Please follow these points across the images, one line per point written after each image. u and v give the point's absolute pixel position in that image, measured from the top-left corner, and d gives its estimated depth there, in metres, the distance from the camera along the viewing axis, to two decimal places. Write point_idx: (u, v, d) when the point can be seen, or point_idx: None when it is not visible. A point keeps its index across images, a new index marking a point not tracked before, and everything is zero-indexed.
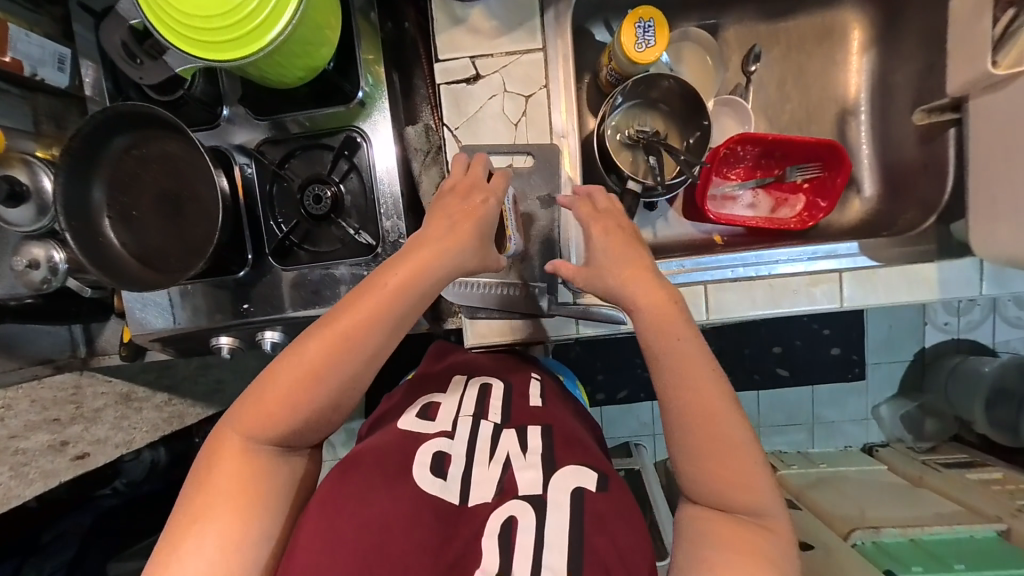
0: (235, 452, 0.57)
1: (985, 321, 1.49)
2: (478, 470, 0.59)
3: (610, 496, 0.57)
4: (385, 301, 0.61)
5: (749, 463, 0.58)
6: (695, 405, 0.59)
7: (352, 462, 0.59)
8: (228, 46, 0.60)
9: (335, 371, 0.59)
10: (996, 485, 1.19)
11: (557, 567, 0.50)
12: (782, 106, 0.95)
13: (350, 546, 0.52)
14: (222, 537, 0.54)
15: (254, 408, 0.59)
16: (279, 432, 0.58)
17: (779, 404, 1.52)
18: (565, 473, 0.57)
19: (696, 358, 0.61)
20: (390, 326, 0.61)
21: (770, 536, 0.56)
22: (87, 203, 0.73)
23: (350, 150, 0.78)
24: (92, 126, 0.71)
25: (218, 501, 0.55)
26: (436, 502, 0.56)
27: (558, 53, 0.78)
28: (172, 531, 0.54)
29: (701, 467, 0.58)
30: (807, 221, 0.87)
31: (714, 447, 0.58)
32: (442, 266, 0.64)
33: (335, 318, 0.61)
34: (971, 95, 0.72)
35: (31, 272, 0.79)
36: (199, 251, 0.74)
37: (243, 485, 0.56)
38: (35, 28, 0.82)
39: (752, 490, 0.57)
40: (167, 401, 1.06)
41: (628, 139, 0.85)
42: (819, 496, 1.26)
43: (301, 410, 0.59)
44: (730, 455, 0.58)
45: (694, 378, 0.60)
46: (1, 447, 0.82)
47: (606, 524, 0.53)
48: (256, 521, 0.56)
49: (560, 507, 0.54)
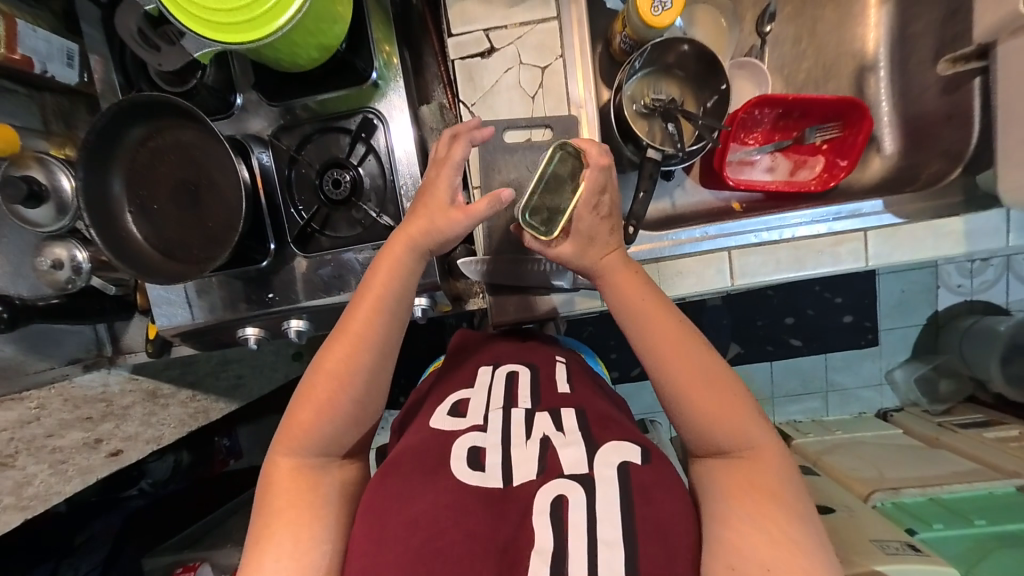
0: (291, 468, 0.61)
1: (998, 280, 1.48)
2: (517, 452, 0.58)
3: (654, 466, 0.56)
4: (384, 290, 0.65)
5: (733, 397, 0.59)
6: (669, 358, 0.61)
7: (391, 465, 0.59)
8: (243, 26, 0.59)
9: (356, 370, 0.63)
10: (1014, 442, 1.21)
11: (611, 540, 0.49)
12: (798, 64, 0.95)
13: (406, 544, 0.51)
14: (289, 551, 0.56)
15: (292, 428, 0.62)
16: (318, 440, 0.62)
17: (794, 373, 1.53)
18: (607, 449, 0.57)
19: (660, 311, 0.64)
20: (392, 315, 0.65)
21: (765, 466, 0.56)
22: (107, 196, 0.73)
23: (368, 132, 0.77)
24: (105, 119, 0.70)
25: (272, 522, 0.58)
26: (479, 490, 0.55)
27: (573, 20, 0.77)
28: (251, 553, 0.56)
29: (692, 415, 0.59)
30: (828, 181, 0.86)
31: (696, 383, 0.60)
32: (431, 237, 0.66)
33: (346, 325, 0.64)
34: (999, 40, 0.71)
35: (56, 272, 0.80)
36: (222, 241, 0.74)
37: (299, 493, 0.59)
38: (40, 22, 0.80)
39: (741, 425, 0.58)
40: (192, 397, 1.08)
41: (645, 107, 0.83)
42: (837, 460, 1.27)
43: (333, 414, 0.62)
44: (711, 396, 0.59)
45: (661, 327, 0.63)
46: (38, 445, 0.84)
47: (651, 494, 0.53)
48: (315, 527, 0.58)
49: (608, 480, 0.53)
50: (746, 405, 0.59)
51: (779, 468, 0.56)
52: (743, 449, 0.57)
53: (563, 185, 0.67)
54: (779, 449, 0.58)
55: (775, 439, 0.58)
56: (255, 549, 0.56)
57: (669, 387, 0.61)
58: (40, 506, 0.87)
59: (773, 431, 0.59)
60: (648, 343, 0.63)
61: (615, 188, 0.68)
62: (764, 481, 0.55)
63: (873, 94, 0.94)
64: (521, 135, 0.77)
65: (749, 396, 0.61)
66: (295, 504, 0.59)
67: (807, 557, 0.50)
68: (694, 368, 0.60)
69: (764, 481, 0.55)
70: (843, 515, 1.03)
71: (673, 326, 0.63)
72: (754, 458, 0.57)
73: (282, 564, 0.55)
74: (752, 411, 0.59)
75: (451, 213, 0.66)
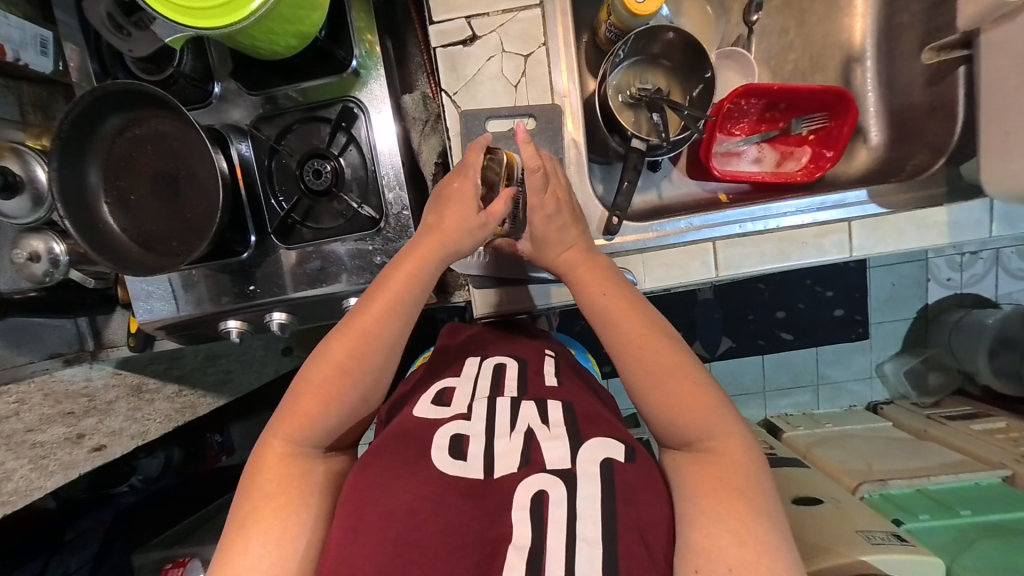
0: (280, 456, 0.60)
1: (988, 274, 1.49)
2: (501, 443, 0.57)
3: (639, 465, 0.56)
4: (400, 289, 0.65)
5: (701, 396, 0.59)
6: (637, 358, 0.62)
7: (371, 454, 0.58)
8: (216, 13, 0.58)
9: (365, 367, 0.63)
10: (1000, 434, 1.22)
11: (592, 538, 0.49)
12: (785, 55, 0.95)
13: (380, 536, 0.51)
14: (276, 536, 0.56)
15: (292, 417, 0.61)
16: (321, 431, 0.61)
17: (784, 366, 1.53)
18: (594, 445, 0.56)
19: (629, 305, 0.65)
20: (406, 314, 0.65)
21: (730, 465, 0.56)
22: (84, 186, 0.72)
23: (348, 122, 0.76)
24: (83, 108, 0.69)
25: (261, 507, 0.57)
26: (457, 480, 0.54)
27: (556, 8, 0.76)
28: (232, 538, 0.56)
29: (661, 414, 0.60)
30: (814, 172, 0.86)
31: (661, 384, 0.60)
32: (448, 246, 0.67)
33: (356, 318, 0.64)
34: (983, 29, 0.71)
35: (32, 265, 0.78)
36: (201, 232, 0.73)
37: (284, 485, 0.59)
38: (13, 10, 0.79)
39: (705, 420, 0.58)
40: (178, 392, 1.07)
41: (631, 98, 0.84)
42: (826, 453, 1.27)
43: (336, 408, 0.62)
44: (673, 390, 0.60)
45: (628, 326, 0.63)
46: (18, 441, 0.82)
47: (635, 494, 0.53)
48: (304, 513, 0.58)
49: (593, 477, 0.53)
50: (718, 405, 0.59)
51: (740, 462, 0.56)
52: (705, 443, 0.58)
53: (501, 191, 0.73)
54: (744, 445, 0.57)
55: (740, 433, 0.58)
56: (238, 534, 0.56)
57: (633, 378, 0.62)
58: (21, 501, 0.85)
59: (742, 427, 0.59)
60: (612, 333, 0.64)
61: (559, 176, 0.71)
62: (720, 472, 0.55)
63: (860, 86, 0.94)
64: (504, 125, 0.77)
65: (718, 392, 0.61)
66: (283, 489, 0.58)
67: (769, 556, 0.50)
68: (662, 367, 0.61)
69: (721, 473, 0.55)
70: (830, 506, 1.03)
71: (638, 318, 0.64)
72: (718, 453, 0.57)
73: (268, 549, 0.55)
74: (726, 416, 0.59)
75: (483, 220, 0.67)
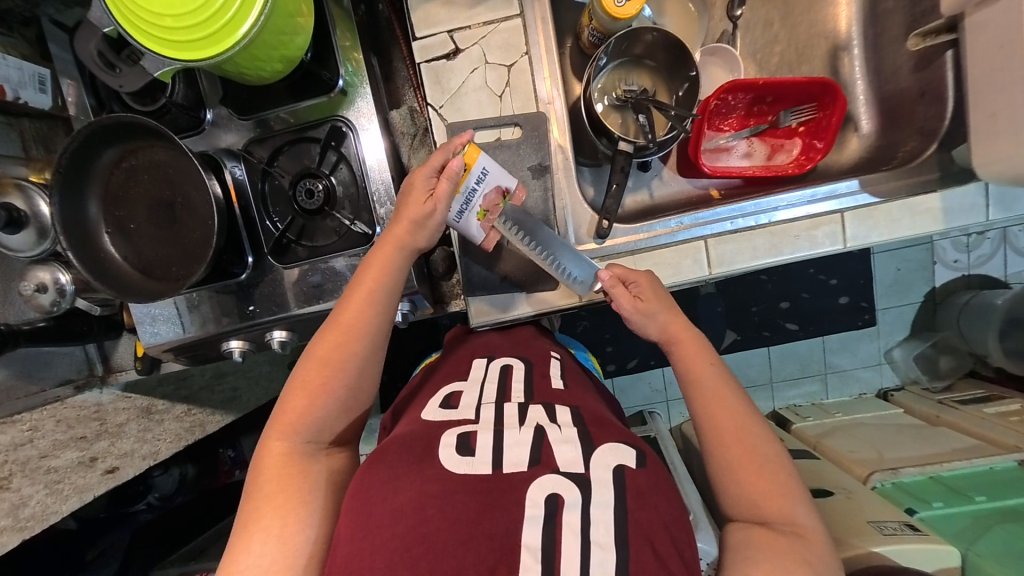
0: (282, 454, 0.62)
1: (995, 254, 1.46)
2: (510, 436, 0.58)
3: (649, 470, 0.56)
4: (375, 282, 0.69)
5: (779, 479, 0.61)
6: (726, 432, 0.64)
7: (381, 453, 0.60)
8: (202, 44, 0.60)
9: (348, 357, 0.66)
10: (1015, 416, 1.20)
11: (604, 542, 0.49)
12: (770, 48, 0.95)
13: (389, 531, 0.51)
14: (277, 533, 0.57)
15: (287, 414, 0.64)
16: (315, 426, 0.64)
17: (791, 356, 1.52)
18: (605, 451, 0.56)
19: (723, 387, 0.67)
20: (383, 303, 0.69)
21: (806, 543, 0.57)
22: (84, 220, 0.74)
23: (337, 140, 0.77)
24: (78, 144, 0.70)
25: (264, 504, 0.59)
26: (467, 478, 0.54)
27: (536, 16, 0.77)
28: (237, 536, 0.58)
29: (734, 485, 0.62)
30: (805, 164, 0.85)
31: (743, 465, 0.62)
32: (415, 240, 0.71)
33: (339, 317, 0.68)
34: (965, 12, 0.70)
35: (40, 296, 0.81)
36: (198, 256, 0.75)
37: (290, 487, 0.60)
38: (11, 50, 0.80)
39: (786, 504, 0.60)
40: (187, 410, 1.08)
41: (617, 100, 0.85)
42: (836, 443, 1.25)
43: (327, 402, 0.65)
44: (763, 472, 0.61)
45: (717, 404, 0.66)
46: (33, 466, 0.84)
47: (645, 499, 0.53)
48: (306, 513, 0.60)
49: (605, 483, 0.53)
50: (795, 491, 0.60)
51: (822, 554, 0.57)
52: (789, 527, 0.58)
53: (472, 187, 0.71)
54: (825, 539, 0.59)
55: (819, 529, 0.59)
56: (243, 531, 0.58)
57: (717, 451, 0.64)
58: (37, 527, 0.84)
59: (817, 520, 0.60)
60: (707, 417, 0.66)
61: (643, 276, 0.76)
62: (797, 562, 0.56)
63: (848, 74, 0.94)
64: (489, 136, 0.77)
65: (795, 476, 0.62)
66: (284, 489, 0.60)
67: None
68: (749, 444, 0.63)
69: (803, 553, 0.56)
70: (841, 498, 1.01)
71: (732, 406, 0.66)
72: (802, 539, 0.57)
73: (270, 545, 0.57)
74: (800, 495, 0.60)
75: (422, 204, 0.70)
